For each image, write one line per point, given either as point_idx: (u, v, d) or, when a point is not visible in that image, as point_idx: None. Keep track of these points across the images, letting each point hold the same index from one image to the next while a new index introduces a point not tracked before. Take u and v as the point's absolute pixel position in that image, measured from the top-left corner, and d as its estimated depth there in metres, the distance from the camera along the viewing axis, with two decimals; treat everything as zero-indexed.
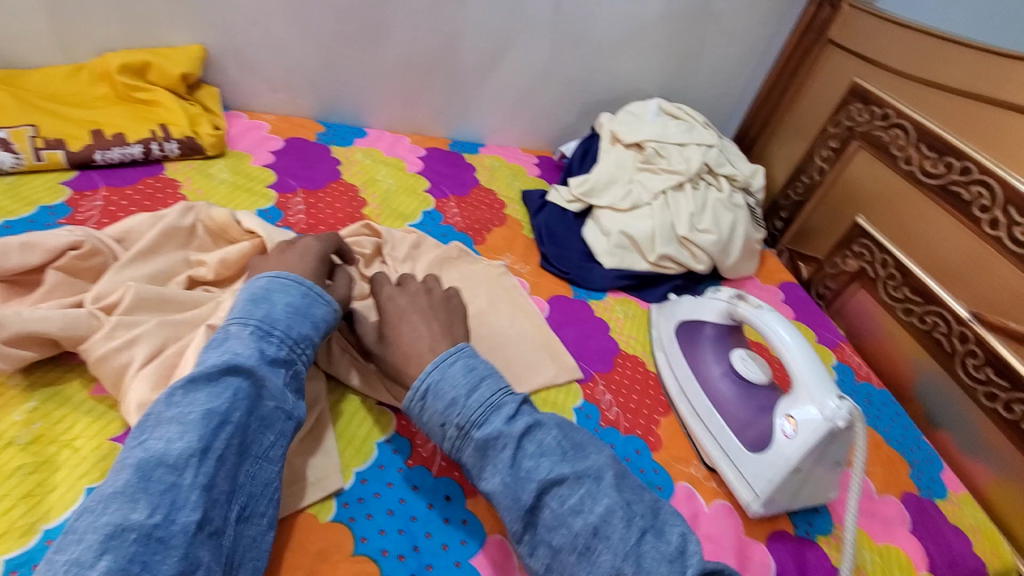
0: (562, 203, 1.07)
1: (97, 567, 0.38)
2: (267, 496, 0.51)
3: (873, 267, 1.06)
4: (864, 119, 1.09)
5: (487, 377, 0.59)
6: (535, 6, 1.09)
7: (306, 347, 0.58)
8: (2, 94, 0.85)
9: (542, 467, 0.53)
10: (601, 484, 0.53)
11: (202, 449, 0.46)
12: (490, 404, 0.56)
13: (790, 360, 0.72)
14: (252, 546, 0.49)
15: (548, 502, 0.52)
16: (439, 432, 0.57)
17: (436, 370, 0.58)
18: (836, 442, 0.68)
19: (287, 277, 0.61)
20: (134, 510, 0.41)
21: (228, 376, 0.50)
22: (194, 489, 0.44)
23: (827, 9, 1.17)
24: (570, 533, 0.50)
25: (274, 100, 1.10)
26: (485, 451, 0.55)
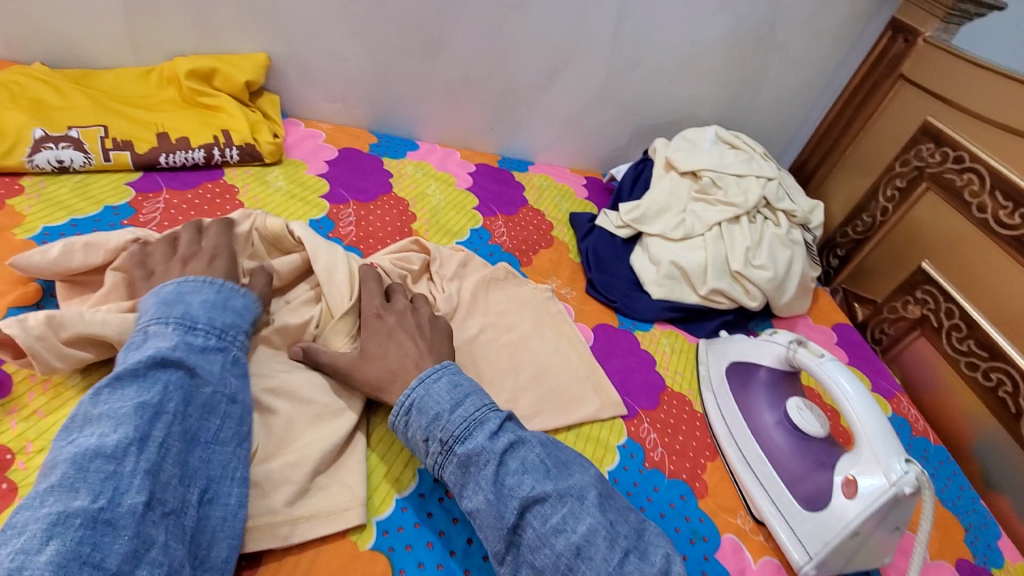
0: (611, 228, 1.05)
1: (45, 552, 0.38)
2: (228, 477, 0.51)
3: (936, 315, 1.01)
4: (935, 160, 1.04)
5: (472, 391, 0.57)
6: (595, 28, 1.07)
7: (236, 335, 0.59)
8: (78, 94, 0.88)
9: (526, 485, 0.52)
10: (584, 504, 0.52)
11: (142, 438, 0.46)
12: (473, 420, 0.55)
13: (853, 414, 0.67)
14: (223, 527, 0.49)
15: (530, 521, 0.51)
16: (423, 446, 0.56)
17: (421, 385, 0.57)
18: (899, 509, 0.64)
19: (193, 276, 0.60)
20: (75, 498, 0.42)
21: (156, 371, 0.50)
22: (137, 474, 0.44)
23: (901, 43, 1.12)
24: (553, 553, 0.50)
25: (331, 109, 1.11)
26: (467, 467, 0.53)
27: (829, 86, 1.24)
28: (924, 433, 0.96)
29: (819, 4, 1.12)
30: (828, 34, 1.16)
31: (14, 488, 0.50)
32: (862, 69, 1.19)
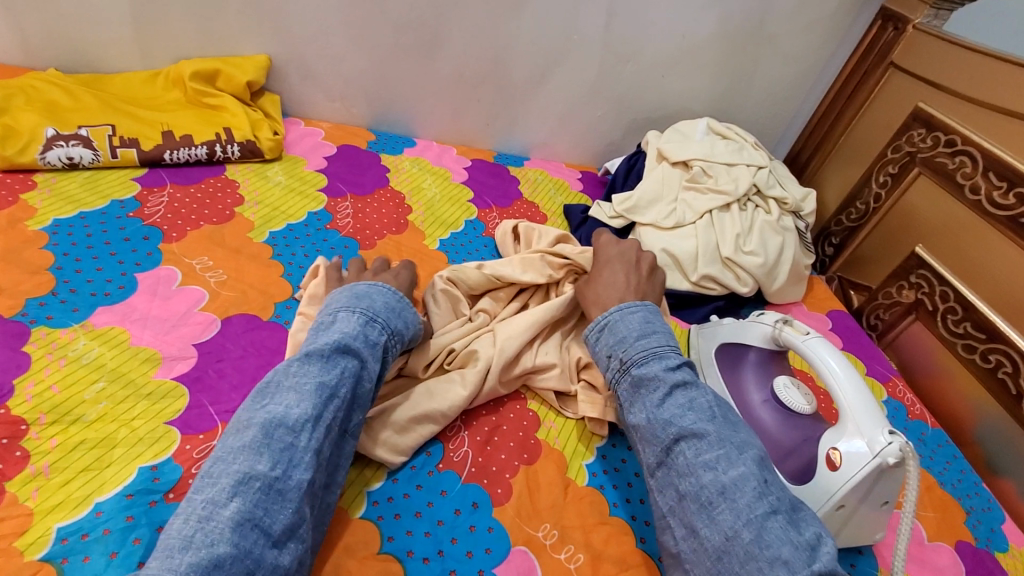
0: (604, 219, 1.06)
1: (230, 508, 0.45)
2: (341, 467, 0.56)
3: (931, 299, 1.01)
4: (926, 145, 1.04)
5: (659, 331, 0.65)
6: (587, 25, 1.10)
7: (399, 342, 0.63)
8: (89, 96, 0.92)
9: (687, 419, 0.57)
10: (742, 454, 0.55)
11: (316, 417, 0.52)
12: (654, 352, 0.62)
13: (838, 388, 0.69)
14: (326, 512, 0.55)
15: (683, 449, 0.56)
16: (604, 362, 0.65)
17: (619, 313, 0.67)
18: (884, 480, 0.65)
19: (385, 285, 0.66)
20: (258, 462, 0.48)
21: (339, 357, 0.56)
22: (307, 452, 0.50)
23: (890, 31, 1.13)
24: (698, 483, 0.54)
25: (330, 109, 1.15)
26: (638, 387, 0.61)
27: (821, 79, 1.26)
28: (921, 417, 0.96)
29: None
30: (819, 25, 1.17)
31: (27, 456, 0.53)
32: (854, 58, 1.20)
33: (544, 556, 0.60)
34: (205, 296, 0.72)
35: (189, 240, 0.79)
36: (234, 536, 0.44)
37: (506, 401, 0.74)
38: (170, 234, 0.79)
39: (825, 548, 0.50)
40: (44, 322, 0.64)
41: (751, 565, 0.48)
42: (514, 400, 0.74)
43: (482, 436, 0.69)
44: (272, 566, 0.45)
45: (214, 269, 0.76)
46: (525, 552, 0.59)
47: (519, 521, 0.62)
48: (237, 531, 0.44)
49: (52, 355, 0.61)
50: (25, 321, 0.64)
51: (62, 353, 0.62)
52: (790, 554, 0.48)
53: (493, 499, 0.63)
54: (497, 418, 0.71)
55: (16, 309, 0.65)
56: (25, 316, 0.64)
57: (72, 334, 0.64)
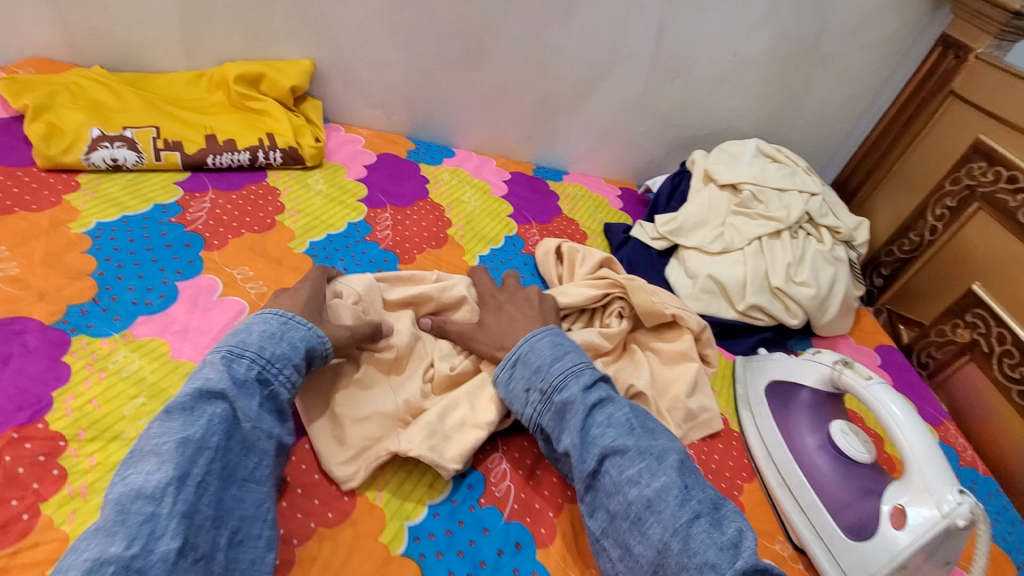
0: (646, 240, 1.03)
1: None
2: (261, 518, 0.51)
3: (987, 340, 0.96)
4: (987, 179, 0.99)
5: (572, 351, 0.65)
6: (636, 39, 1.07)
7: (283, 367, 0.57)
8: (134, 96, 0.91)
9: (608, 437, 0.57)
10: (663, 463, 0.55)
11: (180, 477, 0.47)
12: (570, 374, 0.62)
13: (905, 441, 0.64)
14: (250, 571, 0.48)
15: (608, 469, 0.56)
16: (523, 396, 0.63)
17: (528, 343, 0.65)
18: (952, 543, 0.60)
19: (271, 310, 0.62)
20: (112, 544, 0.42)
21: (203, 406, 0.51)
22: (172, 517, 0.45)
23: (951, 59, 1.08)
24: (625, 501, 0.54)
25: (371, 115, 1.13)
26: (561, 415, 0.60)
27: (874, 102, 1.21)
28: (972, 464, 0.91)
29: (869, 17, 1.09)
30: (876, 48, 1.13)
31: (64, 475, 0.52)
32: (911, 84, 1.15)
33: None
34: (245, 308, 0.70)
35: (230, 249, 0.77)
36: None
37: None
38: (211, 242, 0.77)
39: (747, 543, 0.51)
40: (84, 331, 0.63)
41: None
42: None
43: (524, 470, 0.65)
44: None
45: (255, 280, 0.74)
46: None
47: (564, 566, 0.58)
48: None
49: (92, 366, 0.60)
50: (65, 329, 0.62)
51: (102, 365, 0.60)
52: (717, 556, 0.49)
53: (537, 540, 0.60)
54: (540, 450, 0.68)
55: (56, 317, 0.63)
56: (65, 324, 0.63)
57: (112, 345, 0.62)
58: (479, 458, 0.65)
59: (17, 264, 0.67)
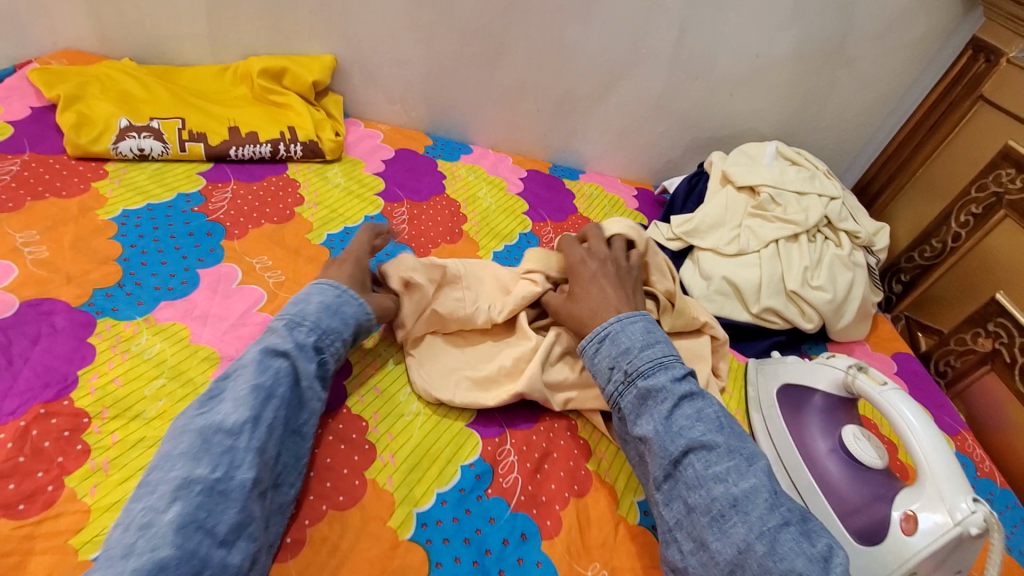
0: (661, 240, 1.02)
1: (170, 512, 0.45)
2: (297, 469, 0.55)
3: (1009, 350, 0.94)
4: (1015, 186, 0.97)
5: (663, 340, 0.62)
6: (656, 39, 1.06)
7: (335, 341, 0.61)
8: (162, 89, 0.94)
9: (696, 430, 0.55)
10: (752, 466, 0.54)
11: (255, 418, 0.52)
12: (660, 363, 0.60)
13: (918, 446, 0.63)
14: (282, 510, 0.53)
15: (692, 462, 0.54)
16: (607, 373, 0.62)
17: (618, 322, 0.63)
18: (962, 552, 0.59)
19: (327, 281, 0.66)
20: (198, 466, 0.48)
21: (272, 359, 0.56)
22: (249, 451, 0.50)
23: (982, 62, 1.06)
24: (708, 496, 0.53)
25: (389, 111, 1.14)
26: (645, 400, 0.58)
27: (899, 106, 1.19)
28: (990, 474, 0.89)
29: (896, 19, 1.07)
30: (901, 51, 1.11)
31: (88, 451, 0.53)
32: (937, 88, 1.13)
33: None
34: (264, 296, 0.72)
35: (250, 239, 0.79)
36: (177, 538, 0.44)
37: (557, 426, 0.70)
38: (232, 231, 0.79)
39: (839, 557, 0.49)
40: (109, 314, 0.65)
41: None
42: (565, 426, 0.71)
43: (532, 463, 0.66)
44: (220, 564, 0.45)
45: (273, 270, 0.76)
46: None
47: (569, 559, 0.59)
48: (180, 534, 0.44)
49: (116, 348, 0.62)
50: (91, 311, 0.64)
51: (126, 347, 0.62)
52: (804, 566, 0.48)
53: (542, 532, 0.60)
54: (548, 445, 0.68)
55: (83, 299, 0.65)
56: (91, 306, 0.65)
57: (136, 328, 0.64)
58: (488, 449, 0.66)
59: (47, 248, 0.69)
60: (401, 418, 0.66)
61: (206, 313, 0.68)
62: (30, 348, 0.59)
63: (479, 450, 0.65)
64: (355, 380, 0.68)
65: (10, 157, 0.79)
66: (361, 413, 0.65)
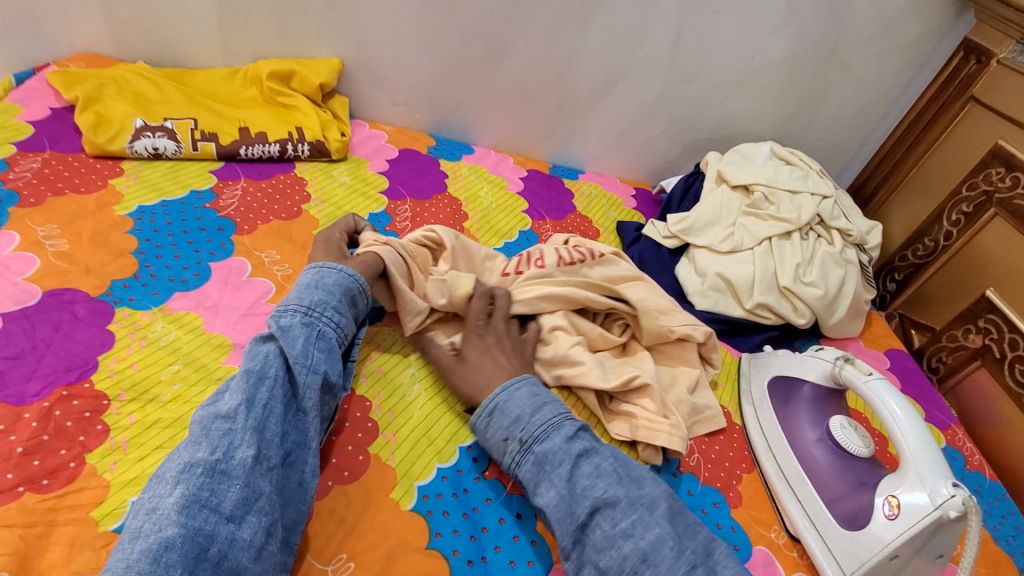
0: (658, 238, 1.05)
1: (173, 495, 0.46)
2: (310, 446, 0.56)
3: (999, 346, 0.96)
4: (1004, 185, 0.99)
5: (550, 401, 0.64)
6: (653, 42, 1.09)
7: (325, 310, 0.63)
8: (175, 91, 0.98)
9: (598, 488, 0.57)
10: (653, 514, 0.55)
11: (248, 400, 0.54)
12: (550, 425, 0.61)
13: (900, 433, 0.65)
14: (301, 491, 0.54)
15: (599, 522, 0.55)
16: (502, 446, 0.62)
17: (504, 392, 0.64)
18: (942, 534, 0.61)
19: (308, 266, 0.69)
20: (198, 451, 0.50)
21: (260, 347, 0.59)
22: (246, 431, 0.52)
23: (973, 64, 1.08)
24: (619, 554, 0.53)
25: (394, 112, 1.18)
26: (543, 465, 0.59)
27: (894, 106, 1.21)
28: (979, 468, 0.91)
29: (888, 22, 1.10)
30: (894, 53, 1.14)
31: (107, 430, 0.56)
32: (930, 90, 1.15)
33: None
34: (272, 288, 0.75)
35: (259, 234, 0.82)
36: (181, 517, 0.45)
37: None
38: (242, 227, 0.82)
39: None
40: (127, 303, 0.68)
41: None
42: None
43: None
44: (228, 539, 0.46)
45: (281, 263, 0.79)
46: None
47: None
48: (184, 513, 0.45)
49: (133, 335, 0.65)
50: (110, 301, 0.67)
51: (142, 334, 0.65)
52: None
53: (537, 512, 0.63)
54: None
55: (102, 289, 0.68)
56: (109, 296, 0.68)
57: (152, 317, 0.67)
58: None
59: (67, 241, 0.72)
60: (403, 398, 0.69)
61: (217, 304, 0.71)
62: (53, 334, 0.62)
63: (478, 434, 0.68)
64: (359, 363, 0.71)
65: (32, 155, 0.83)
66: (363, 393, 0.68)
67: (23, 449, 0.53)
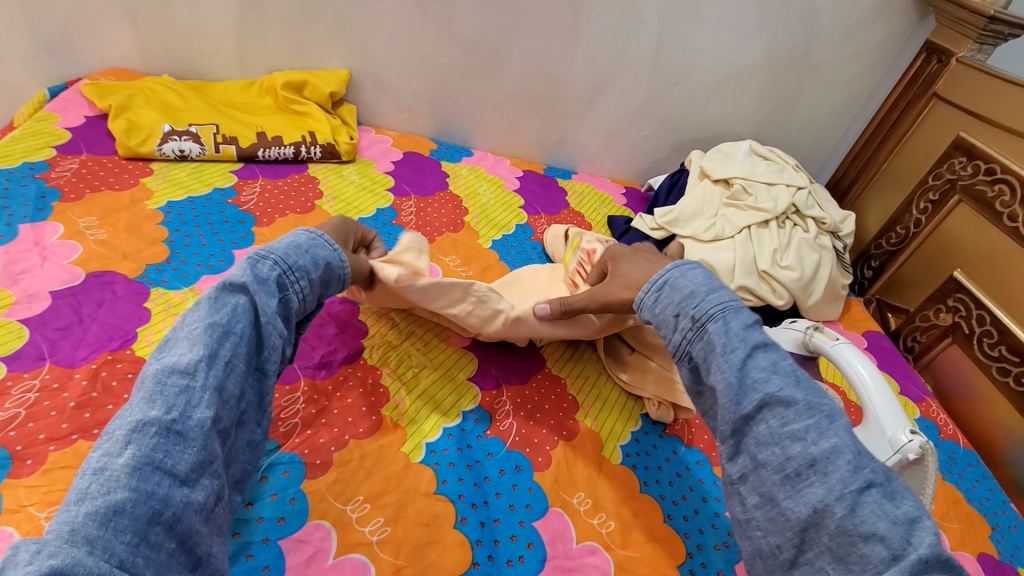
0: (646, 230, 1.12)
1: (124, 455, 0.41)
2: (260, 409, 0.55)
3: (968, 322, 1.02)
4: (967, 173, 1.06)
5: (727, 289, 0.60)
6: (637, 51, 1.18)
7: (301, 279, 0.61)
8: (198, 100, 1.06)
9: (772, 385, 0.51)
10: (833, 424, 0.48)
11: (210, 355, 0.49)
12: (728, 308, 0.57)
13: (864, 390, 0.70)
14: (244, 450, 0.53)
15: (765, 418, 0.50)
16: (673, 321, 0.60)
17: (677, 270, 0.63)
18: (904, 478, 0.66)
19: (301, 228, 0.67)
20: (152, 408, 0.44)
21: (228, 296, 0.54)
22: (207, 390, 0.47)
23: (935, 63, 1.17)
24: (783, 454, 0.48)
25: (398, 119, 1.26)
26: (713, 347, 0.55)
27: (866, 106, 1.30)
28: (953, 436, 0.96)
29: (856, 28, 1.18)
30: (862, 57, 1.22)
31: None
32: (897, 89, 1.23)
33: (579, 520, 0.65)
34: None
35: (277, 226, 0.90)
36: (132, 480, 0.40)
37: (548, 383, 0.79)
38: (261, 220, 0.90)
39: (927, 522, 0.43)
40: (161, 284, 0.75)
41: (843, 541, 0.44)
42: (555, 384, 0.80)
43: (525, 412, 0.75)
44: (183, 503, 0.42)
45: None
46: (560, 513, 0.65)
47: (556, 487, 0.67)
48: (135, 476, 0.41)
49: (168, 311, 0.72)
50: (146, 282, 0.75)
51: (176, 310, 0.72)
52: (887, 530, 0.43)
53: (534, 465, 0.69)
54: (539, 398, 0.77)
55: (138, 272, 0.76)
56: (145, 278, 0.75)
57: (183, 296, 0.74)
58: (487, 399, 0.75)
59: (105, 231, 0.80)
60: (410, 368, 0.75)
61: None
62: (96, 310, 0.70)
63: (479, 400, 0.74)
64: (372, 338, 0.78)
65: (71, 157, 0.91)
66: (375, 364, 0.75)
67: (76, 404, 0.59)
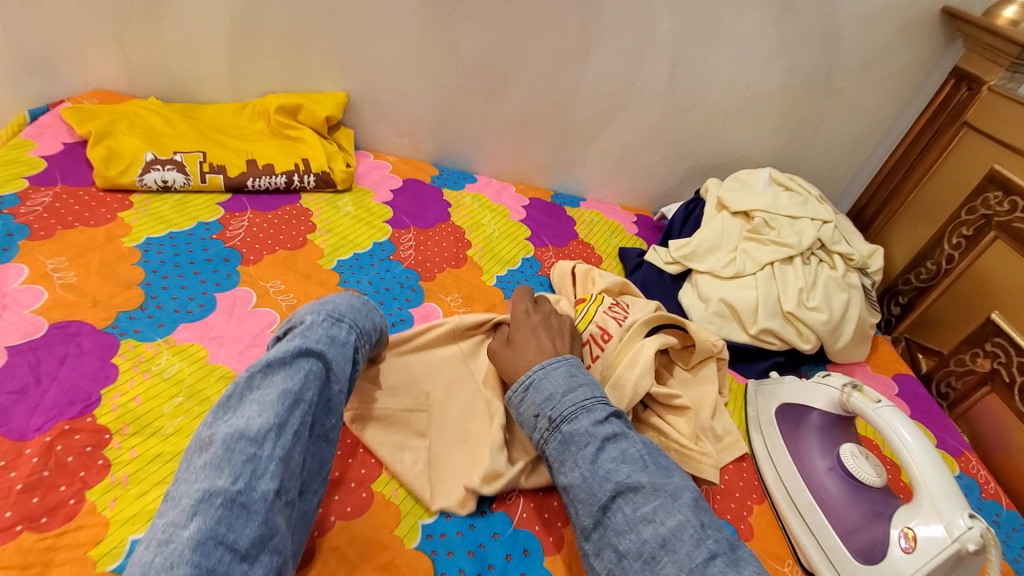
0: (659, 264, 1.06)
1: (189, 528, 0.41)
2: (320, 477, 0.55)
3: (1008, 370, 0.94)
4: (1003, 209, 0.99)
5: (586, 382, 0.62)
6: (650, 75, 1.12)
7: (366, 342, 0.63)
8: (184, 126, 1.00)
9: (622, 473, 0.54)
10: (677, 501, 0.52)
11: (281, 424, 0.49)
12: (581, 407, 0.59)
13: (915, 467, 0.63)
14: (302, 521, 0.52)
15: (620, 506, 0.53)
16: (532, 422, 0.61)
17: (541, 369, 0.63)
18: (962, 568, 0.59)
19: (353, 292, 0.67)
20: (219, 477, 0.44)
21: (301, 359, 0.54)
22: (273, 460, 0.47)
23: (964, 90, 1.10)
24: (638, 540, 0.51)
25: (398, 143, 1.20)
26: (569, 445, 0.57)
27: (891, 132, 1.23)
28: (996, 496, 0.88)
29: (881, 51, 1.12)
30: (887, 81, 1.16)
31: (108, 465, 0.56)
32: (923, 117, 1.17)
33: None
34: (277, 318, 0.75)
35: (264, 265, 0.83)
36: (195, 555, 0.40)
37: None
38: (248, 258, 0.83)
39: None
40: (131, 335, 0.68)
41: None
42: None
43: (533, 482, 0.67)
44: None
45: (286, 293, 0.80)
46: None
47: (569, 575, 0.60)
48: (198, 551, 0.40)
49: (137, 368, 0.65)
50: (115, 333, 0.68)
51: (146, 367, 0.65)
52: None
53: (544, 548, 0.61)
54: None
55: (108, 322, 0.69)
56: (115, 328, 0.68)
57: (156, 348, 0.68)
58: None
59: (74, 273, 0.73)
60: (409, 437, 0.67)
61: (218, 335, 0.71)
62: (57, 367, 0.63)
63: None
64: None
65: (44, 189, 0.84)
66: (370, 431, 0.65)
67: (22, 486, 0.52)
